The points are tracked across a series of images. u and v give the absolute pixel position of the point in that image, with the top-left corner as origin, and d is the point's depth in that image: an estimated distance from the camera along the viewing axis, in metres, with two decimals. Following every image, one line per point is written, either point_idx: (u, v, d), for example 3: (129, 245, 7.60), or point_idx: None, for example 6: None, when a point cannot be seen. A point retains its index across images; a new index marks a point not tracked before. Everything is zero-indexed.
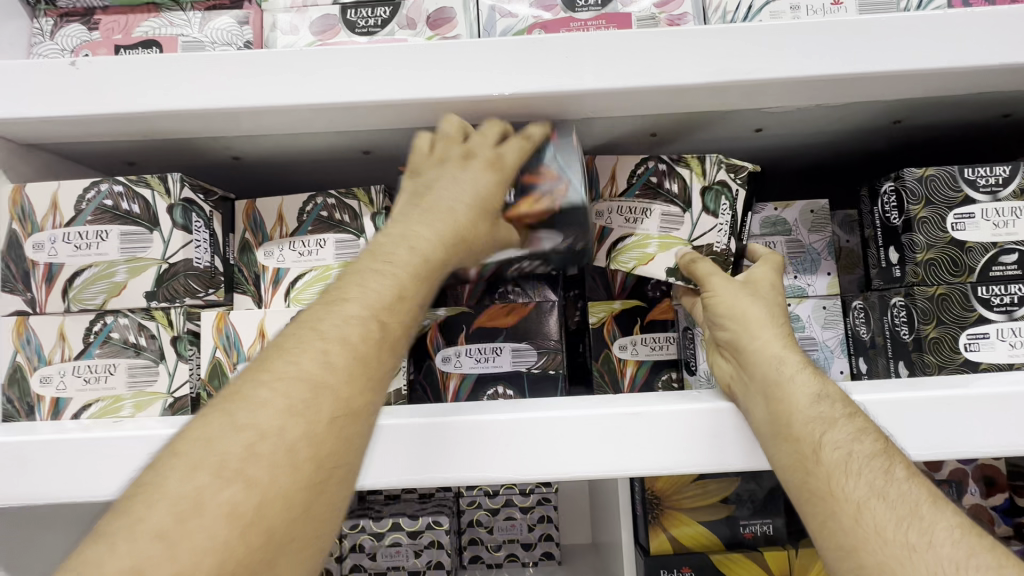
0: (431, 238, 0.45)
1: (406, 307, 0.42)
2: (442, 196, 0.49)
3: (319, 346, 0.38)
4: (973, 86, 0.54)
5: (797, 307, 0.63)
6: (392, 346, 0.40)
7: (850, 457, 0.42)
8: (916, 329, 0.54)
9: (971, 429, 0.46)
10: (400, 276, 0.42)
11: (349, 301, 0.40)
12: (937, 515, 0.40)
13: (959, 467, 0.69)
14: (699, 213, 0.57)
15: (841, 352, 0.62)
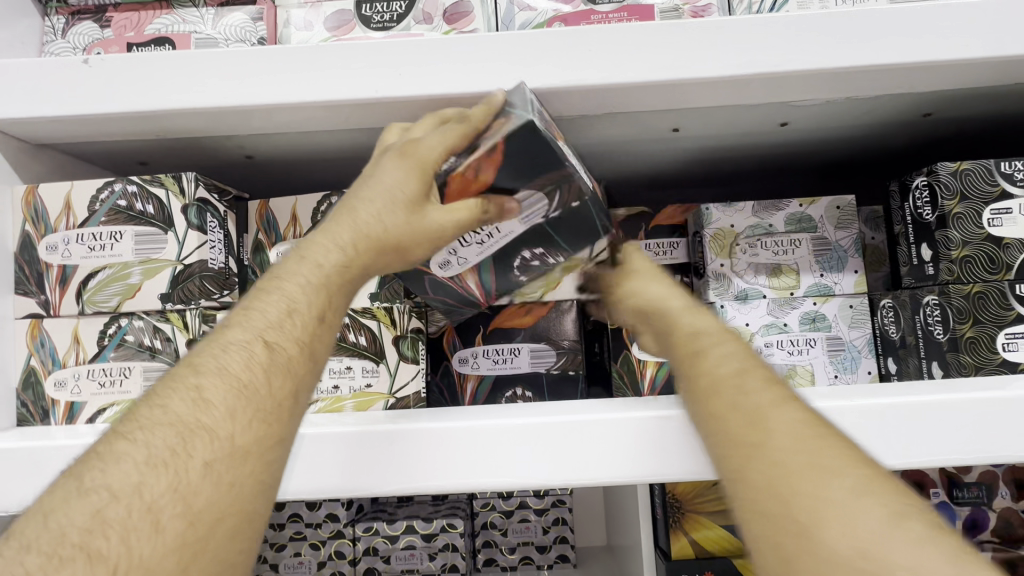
0: (332, 245, 0.40)
1: (303, 324, 0.37)
2: (356, 201, 0.43)
3: (190, 385, 0.33)
4: (1011, 77, 0.52)
5: (823, 306, 0.62)
6: (286, 369, 0.35)
7: (726, 372, 0.37)
8: (951, 329, 0.53)
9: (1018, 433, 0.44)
10: (293, 292, 0.38)
11: (232, 328, 0.36)
12: (784, 413, 0.33)
13: (989, 469, 0.67)
14: None
15: (868, 353, 0.61)
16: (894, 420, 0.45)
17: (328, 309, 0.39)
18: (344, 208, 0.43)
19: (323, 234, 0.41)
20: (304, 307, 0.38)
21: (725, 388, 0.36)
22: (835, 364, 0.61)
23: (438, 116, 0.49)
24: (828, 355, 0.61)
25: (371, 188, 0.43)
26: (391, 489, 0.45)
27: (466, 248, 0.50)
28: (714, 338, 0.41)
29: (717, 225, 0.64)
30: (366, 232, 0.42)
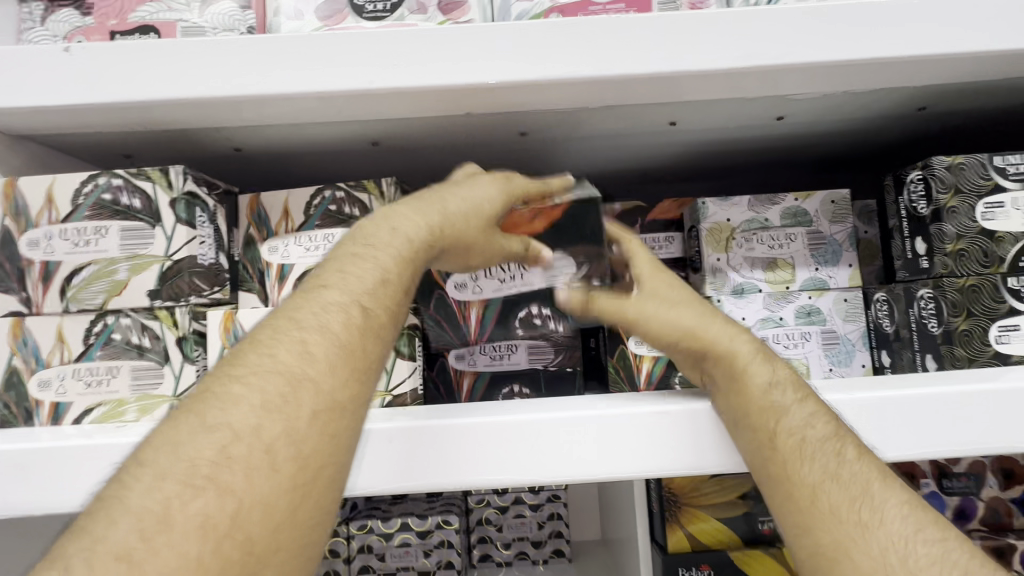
0: (419, 222, 0.46)
1: (393, 294, 0.43)
2: (446, 196, 0.49)
3: (297, 336, 0.38)
4: (1007, 71, 0.52)
5: (817, 300, 0.62)
6: (376, 332, 0.41)
7: (803, 442, 0.44)
8: (945, 322, 0.53)
9: (1011, 425, 0.44)
10: (384, 262, 0.43)
11: (329, 287, 0.41)
12: (883, 491, 0.41)
13: (977, 459, 0.68)
14: None
15: (862, 346, 0.61)
16: (894, 412, 0.45)
17: (413, 284, 0.45)
18: (433, 196, 0.49)
19: (412, 210, 0.47)
20: (393, 278, 0.43)
21: (811, 457, 0.43)
22: (830, 357, 0.61)
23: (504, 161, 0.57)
24: (823, 348, 0.61)
25: (462, 189, 0.50)
26: (388, 488, 0.45)
27: (487, 280, 0.58)
28: (783, 391, 0.46)
29: (713, 219, 0.64)
30: (450, 223, 0.48)
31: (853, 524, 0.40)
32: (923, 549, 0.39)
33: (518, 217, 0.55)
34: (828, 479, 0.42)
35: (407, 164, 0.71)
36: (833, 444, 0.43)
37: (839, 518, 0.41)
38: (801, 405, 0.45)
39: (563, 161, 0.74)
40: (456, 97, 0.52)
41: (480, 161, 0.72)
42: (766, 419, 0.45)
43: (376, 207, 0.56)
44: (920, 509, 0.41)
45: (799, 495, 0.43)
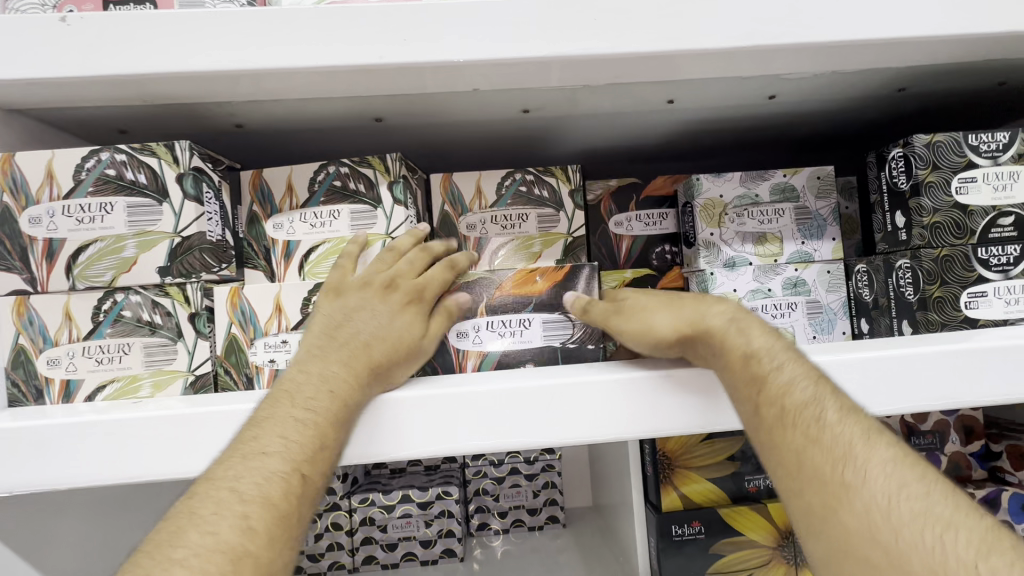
0: (344, 375, 0.46)
1: (327, 461, 0.44)
2: (361, 325, 0.50)
3: (237, 513, 0.39)
4: (983, 53, 0.56)
5: (802, 271, 0.65)
6: (312, 495, 0.43)
7: (785, 411, 0.45)
8: (921, 289, 0.57)
9: (978, 381, 0.49)
10: (321, 422, 0.44)
11: (267, 458, 0.41)
12: (871, 453, 0.41)
13: (941, 418, 0.74)
14: (572, 210, 0.65)
15: (843, 314, 0.65)
16: (872, 373, 0.49)
17: (344, 436, 0.46)
18: (347, 328, 0.49)
19: (331, 366, 0.47)
20: (329, 435, 0.44)
21: (794, 422, 0.44)
22: (813, 325, 0.65)
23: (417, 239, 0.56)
24: (808, 318, 0.65)
25: (373, 318, 0.50)
26: (410, 453, 0.47)
27: (488, 331, 0.57)
28: (771, 362, 0.47)
29: (707, 195, 0.66)
30: (369, 356, 0.48)
31: (837, 481, 0.41)
32: (907, 495, 0.39)
33: (527, 274, 0.57)
34: (812, 444, 0.43)
35: (407, 140, 0.71)
36: (810, 407, 0.44)
37: (826, 478, 0.42)
38: (785, 369, 0.47)
39: (560, 139, 0.75)
40: (464, 72, 0.53)
41: (479, 139, 0.72)
42: (751, 390, 0.47)
43: (381, 182, 0.56)
44: (909, 465, 0.41)
45: (787, 458, 0.44)
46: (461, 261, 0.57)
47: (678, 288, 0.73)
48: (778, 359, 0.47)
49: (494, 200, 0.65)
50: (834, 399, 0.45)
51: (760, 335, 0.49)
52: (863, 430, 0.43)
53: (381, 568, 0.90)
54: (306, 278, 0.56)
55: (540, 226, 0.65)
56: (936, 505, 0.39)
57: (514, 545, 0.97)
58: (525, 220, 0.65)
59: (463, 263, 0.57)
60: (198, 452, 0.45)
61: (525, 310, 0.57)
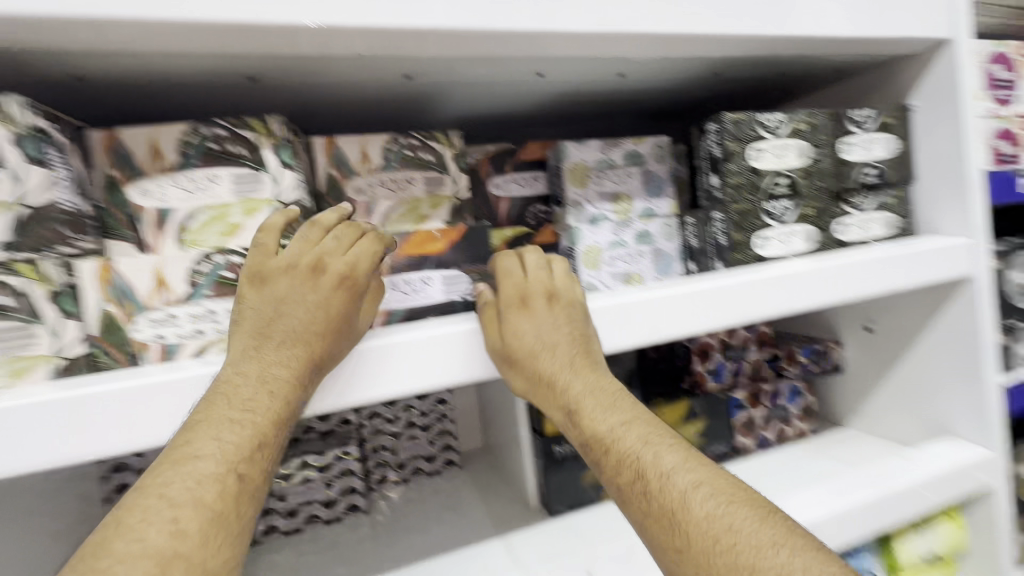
0: (283, 375, 0.48)
1: (265, 459, 0.46)
2: (293, 325, 0.50)
3: (169, 516, 0.40)
4: (771, 50, 0.71)
5: (648, 225, 0.79)
6: (249, 495, 0.45)
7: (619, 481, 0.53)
8: (729, 236, 0.74)
9: (760, 300, 0.67)
10: (259, 425, 0.46)
11: (202, 459, 0.43)
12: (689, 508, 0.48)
13: (744, 334, 0.97)
14: (456, 173, 0.70)
15: (679, 259, 0.80)
16: (699, 301, 0.64)
17: (283, 436, 0.48)
18: (276, 337, 0.49)
19: (269, 370, 0.47)
20: (260, 438, 0.46)
21: (626, 489, 0.52)
22: (657, 269, 0.79)
23: (333, 224, 0.55)
24: (652, 263, 0.79)
25: (303, 315, 0.50)
26: (324, 405, 0.51)
27: (392, 291, 0.60)
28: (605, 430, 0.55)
29: (573, 159, 0.76)
30: (305, 353, 0.49)
31: (667, 549, 0.48)
32: (717, 550, 0.45)
33: (425, 236, 0.63)
34: (644, 514, 0.50)
35: (285, 99, 0.68)
36: (635, 479, 0.51)
37: (660, 533, 0.48)
38: (614, 441, 0.54)
39: (443, 103, 0.78)
40: (346, 37, 0.52)
41: (362, 101, 0.72)
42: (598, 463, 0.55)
43: (265, 146, 0.55)
44: (721, 514, 0.47)
45: (632, 514, 0.52)
46: (385, 238, 0.57)
47: (551, 244, 0.82)
48: (608, 435, 0.55)
49: (381, 162, 0.67)
50: (654, 460, 0.52)
51: (591, 405, 0.57)
52: (678, 486, 0.49)
53: (282, 537, 0.91)
54: (188, 248, 0.52)
55: (427, 189, 0.69)
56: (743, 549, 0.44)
57: (416, 491, 1.04)
58: (412, 182, 0.68)
59: (387, 240, 0.57)
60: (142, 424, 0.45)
61: (421, 270, 0.62)
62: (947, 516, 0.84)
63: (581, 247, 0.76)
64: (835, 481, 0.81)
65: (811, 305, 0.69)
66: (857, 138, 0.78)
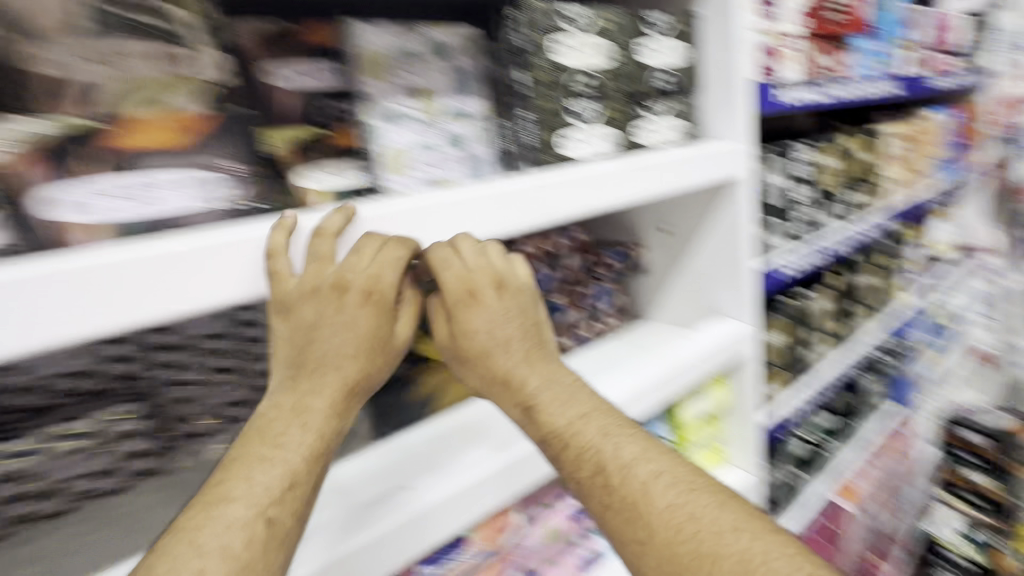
0: (321, 409, 0.53)
1: (298, 502, 0.50)
2: (323, 344, 0.55)
3: (195, 565, 0.43)
4: None
5: (460, 126, 0.72)
6: (280, 539, 0.48)
7: (590, 469, 0.59)
8: (536, 135, 0.74)
9: (555, 198, 0.68)
10: (292, 462, 0.50)
11: (235, 502, 0.47)
12: (659, 504, 0.55)
13: (561, 242, 1.01)
14: (204, 49, 0.55)
15: (493, 163, 0.75)
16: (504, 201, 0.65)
17: (319, 475, 0.53)
18: (308, 364, 0.54)
19: (303, 401, 0.53)
20: (299, 473, 0.50)
21: (592, 489, 0.58)
22: (470, 173, 0.73)
23: (340, 219, 0.56)
24: (462, 166, 0.72)
25: (336, 335, 0.55)
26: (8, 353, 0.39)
27: (111, 198, 0.48)
28: (568, 420, 0.62)
29: (366, 43, 0.68)
30: (336, 373, 0.55)
31: (634, 540, 0.55)
32: (681, 537, 0.53)
33: (162, 127, 0.52)
34: (609, 507, 0.57)
35: None
36: (598, 475, 0.58)
37: (628, 521, 0.56)
38: (571, 434, 0.61)
39: None
40: None
41: None
42: (562, 463, 0.61)
43: None
44: (682, 505, 0.55)
45: (600, 507, 0.58)
46: (406, 246, 0.58)
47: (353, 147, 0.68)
48: (566, 430, 0.61)
49: (80, 27, 0.49)
50: (615, 454, 0.59)
51: (549, 406, 0.62)
52: (639, 478, 0.57)
53: None
54: None
55: (157, 67, 0.52)
56: (704, 535, 0.52)
57: None
58: (134, 58, 0.51)
59: (407, 249, 0.58)
60: (155, 300, 0.45)
61: (141, 171, 0.50)
62: (714, 382, 1.02)
63: (380, 145, 0.67)
64: (636, 369, 0.91)
65: (603, 207, 0.73)
66: (651, 41, 0.81)
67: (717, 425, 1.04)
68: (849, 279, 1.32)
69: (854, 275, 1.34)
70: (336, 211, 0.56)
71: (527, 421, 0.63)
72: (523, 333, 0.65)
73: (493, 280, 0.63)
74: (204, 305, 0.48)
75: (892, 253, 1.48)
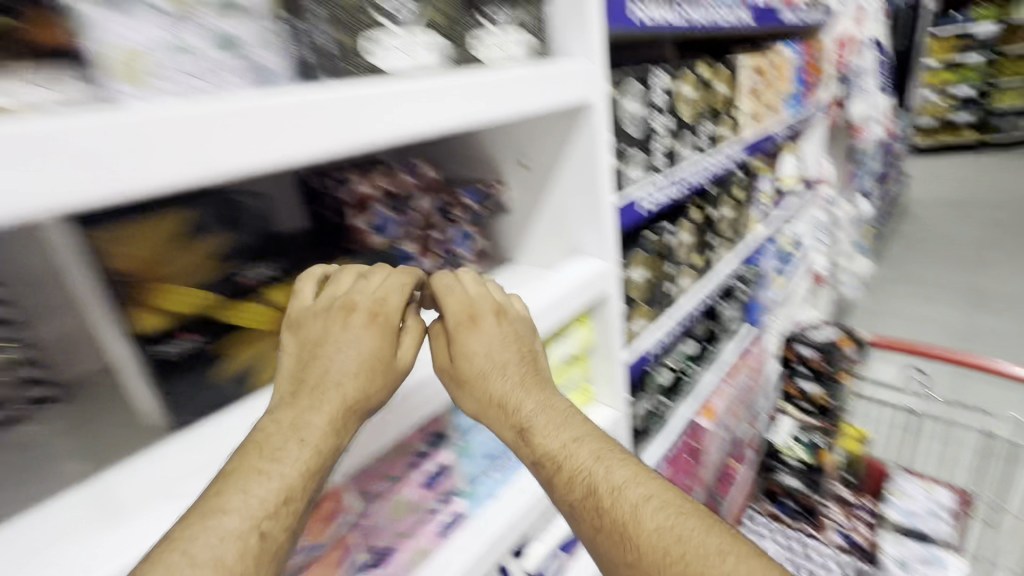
0: (317, 428, 0.58)
1: (289, 519, 0.54)
2: (329, 364, 0.62)
3: (182, 560, 0.46)
4: None
5: (230, 23, 0.52)
6: (266, 557, 0.51)
7: (581, 482, 0.69)
8: (336, 38, 0.60)
9: (365, 115, 0.54)
10: (286, 477, 0.54)
11: (230, 514, 0.50)
12: (651, 523, 0.65)
13: (405, 182, 0.88)
14: None
15: (289, 75, 0.58)
16: (295, 116, 0.49)
17: (308, 492, 0.56)
18: (309, 383, 0.61)
19: (301, 417, 0.58)
20: (292, 487, 0.54)
21: (589, 508, 0.68)
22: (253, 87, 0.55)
23: (353, 269, 0.70)
24: (240, 77, 0.54)
25: (342, 355, 0.63)
26: None
27: None
28: (562, 449, 0.72)
29: None
30: (341, 393, 0.61)
31: (628, 563, 0.64)
32: (670, 556, 0.61)
33: None
34: (601, 531, 0.67)
35: None
36: (591, 498, 0.68)
37: (616, 539, 0.66)
38: (565, 456, 0.71)
39: None
40: None
41: None
42: (553, 487, 0.71)
43: None
44: (669, 526, 0.64)
45: (589, 521, 0.68)
46: (393, 275, 0.70)
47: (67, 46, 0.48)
48: (558, 453, 0.72)
49: None
50: (608, 476, 0.69)
51: (541, 424, 0.73)
52: (630, 501, 0.67)
53: None
54: None
55: None
56: (690, 557, 0.61)
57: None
58: None
59: (399, 280, 0.69)
60: (107, 173, 0.39)
61: None
62: (578, 323, 0.99)
63: (95, 39, 0.46)
64: None
65: (415, 128, 0.59)
66: None
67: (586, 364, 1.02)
68: (708, 213, 1.36)
69: (713, 208, 1.38)
70: (342, 271, 0.70)
71: (523, 442, 0.74)
72: (511, 359, 0.75)
73: (494, 307, 0.77)
74: (213, 173, 0.44)
75: (747, 187, 1.55)
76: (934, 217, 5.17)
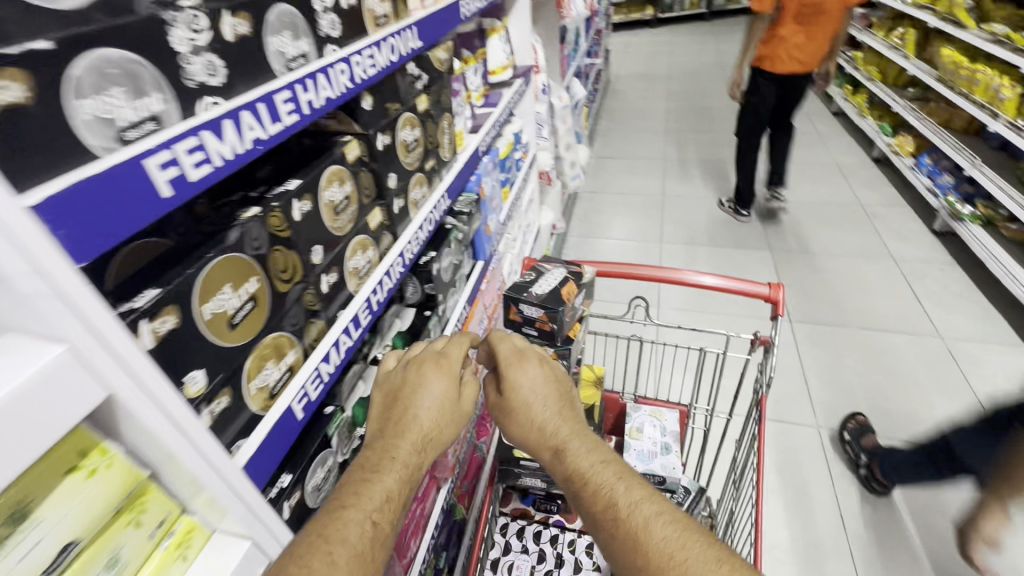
0: (408, 450, 0.77)
1: (394, 509, 0.70)
2: (413, 406, 0.83)
3: (326, 549, 0.59)
4: None
5: None
6: (381, 541, 0.65)
7: (602, 478, 0.73)
8: None
9: None
10: (388, 484, 0.71)
11: (352, 509, 0.66)
12: (655, 532, 0.65)
13: None
14: None
15: None
16: None
17: (403, 497, 0.72)
18: (401, 409, 0.82)
19: (390, 444, 0.76)
20: (393, 495, 0.70)
21: (614, 490, 0.71)
22: None
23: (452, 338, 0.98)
24: None
25: (422, 400, 0.84)
26: None
27: None
28: (595, 460, 0.76)
29: None
30: (426, 434, 0.80)
31: (639, 568, 0.64)
32: (674, 560, 0.62)
33: None
34: (615, 538, 0.67)
35: None
36: (610, 508, 0.69)
37: (623, 540, 0.66)
38: (594, 475, 0.74)
39: None
40: None
41: None
42: (576, 483, 0.75)
43: None
44: (676, 539, 0.64)
45: (605, 516, 0.69)
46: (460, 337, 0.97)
47: None
48: (590, 472, 0.75)
49: None
50: (627, 492, 0.70)
51: (574, 446, 0.79)
52: (642, 515, 0.67)
53: None
54: None
55: None
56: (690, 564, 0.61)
57: None
58: None
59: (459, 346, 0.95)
60: None
61: None
62: (75, 467, 0.43)
63: None
64: None
65: None
66: None
67: (141, 518, 0.48)
68: (381, 143, 0.90)
69: (388, 133, 0.92)
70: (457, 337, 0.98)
71: (559, 461, 0.80)
72: (557, 400, 0.88)
73: (541, 355, 0.95)
74: None
75: (437, 91, 1.12)
76: (632, 92, 5.79)
